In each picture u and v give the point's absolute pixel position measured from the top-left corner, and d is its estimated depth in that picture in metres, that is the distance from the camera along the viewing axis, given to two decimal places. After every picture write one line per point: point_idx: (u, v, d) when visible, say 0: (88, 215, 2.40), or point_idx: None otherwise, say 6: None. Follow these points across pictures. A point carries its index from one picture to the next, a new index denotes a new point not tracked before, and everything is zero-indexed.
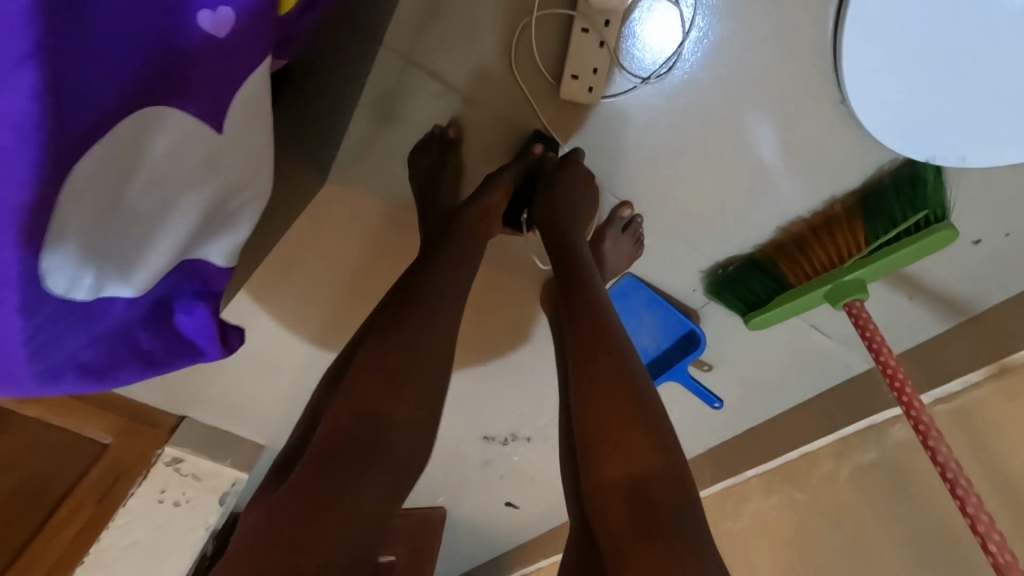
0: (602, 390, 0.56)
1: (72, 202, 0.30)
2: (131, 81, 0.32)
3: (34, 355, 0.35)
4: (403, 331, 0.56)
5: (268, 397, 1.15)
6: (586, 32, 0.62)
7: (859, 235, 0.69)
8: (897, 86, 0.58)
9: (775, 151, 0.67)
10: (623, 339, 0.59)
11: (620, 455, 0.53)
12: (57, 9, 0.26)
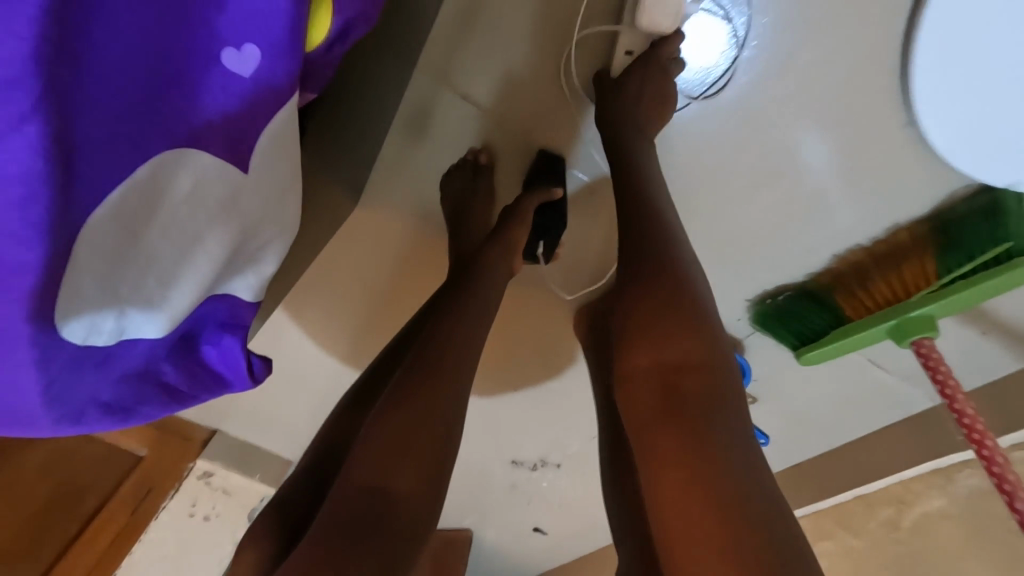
0: (646, 272, 0.53)
1: (87, 248, 0.29)
2: (131, 112, 0.30)
3: (52, 404, 0.34)
4: (415, 403, 0.55)
5: (296, 414, 1.15)
6: (629, 54, 0.62)
7: (929, 267, 0.61)
8: (979, 106, 0.52)
9: (834, 169, 0.62)
10: (670, 218, 0.56)
11: (658, 336, 0.51)
12: (61, 58, 0.25)
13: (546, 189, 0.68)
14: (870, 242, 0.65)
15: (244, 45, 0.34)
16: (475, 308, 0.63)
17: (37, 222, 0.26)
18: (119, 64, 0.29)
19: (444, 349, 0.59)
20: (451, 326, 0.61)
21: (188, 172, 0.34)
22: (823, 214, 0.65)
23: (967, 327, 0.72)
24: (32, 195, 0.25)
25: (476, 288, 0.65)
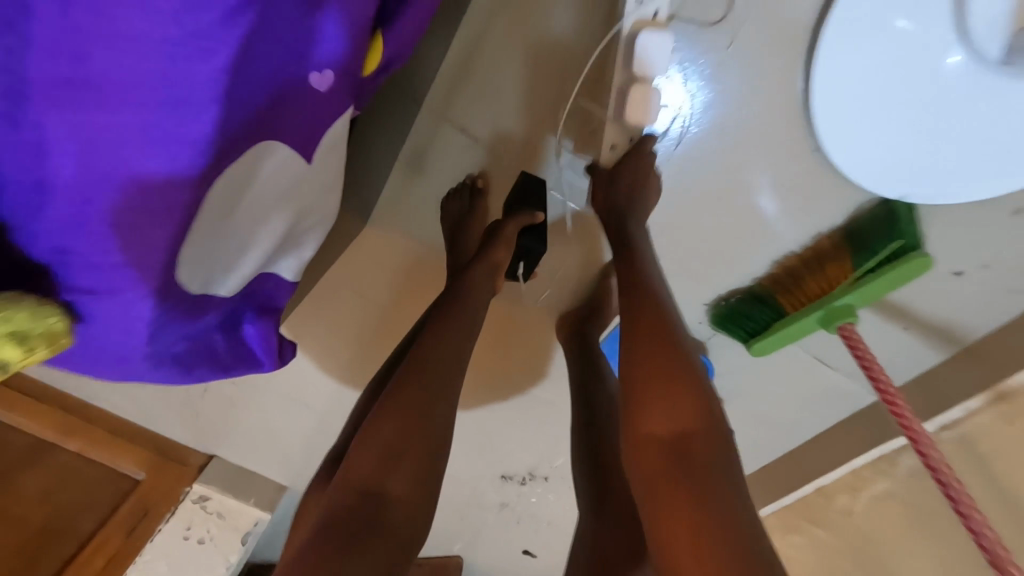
0: (647, 346, 0.63)
1: (209, 210, 0.38)
2: (270, 99, 0.37)
3: (148, 340, 0.42)
4: (393, 415, 0.64)
5: (296, 431, 1.21)
6: (613, 148, 0.73)
7: (846, 266, 0.74)
8: (865, 137, 0.66)
9: (767, 187, 0.75)
10: (669, 308, 0.67)
11: (662, 399, 0.59)
12: (244, 59, 0.32)
13: (529, 214, 0.79)
14: (798, 249, 0.78)
15: (323, 68, 0.39)
16: (454, 338, 0.71)
17: (193, 178, 0.34)
18: (276, 64, 0.35)
19: (408, 372, 0.68)
20: (429, 368, 0.68)
21: (270, 166, 0.41)
22: (761, 226, 0.78)
23: (894, 326, 0.83)
24: (198, 156, 0.33)
25: (467, 331, 0.73)
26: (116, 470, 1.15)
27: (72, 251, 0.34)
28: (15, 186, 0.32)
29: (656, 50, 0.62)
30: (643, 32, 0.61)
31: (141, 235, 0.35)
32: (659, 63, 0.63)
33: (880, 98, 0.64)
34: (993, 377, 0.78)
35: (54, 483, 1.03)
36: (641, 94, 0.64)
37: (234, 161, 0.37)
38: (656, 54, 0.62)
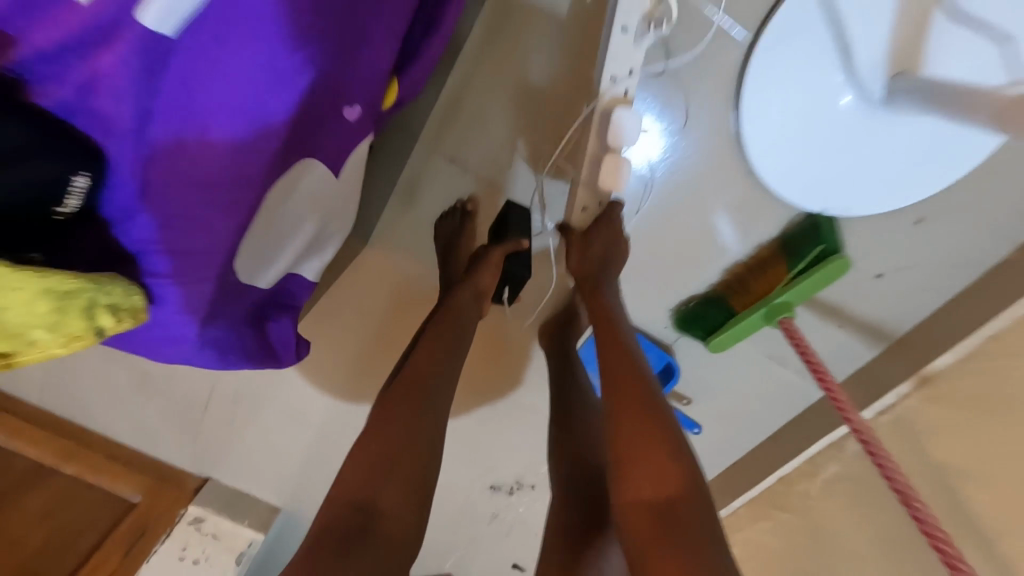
0: (625, 401, 0.68)
1: (265, 209, 0.48)
2: (319, 125, 0.47)
3: (202, 321, 0.51)
4: (383, 433, 0.73)
5: (294, 447, 1.27)
6: (585, 210, 0.81)
7: (782, 268, 0.87)
8: (790, 162, 0.80)
9: (714, 205, 0.87)
10: (646, 373, 0.71)
11: (641, 457, 0.64)
12: (311, 97, 0.43)
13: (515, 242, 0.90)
14: (743, 258, 0.91)
15: (355, 105, 0.49)
16: (435, 366, 0.79)
17: (261, 184, 0.44)
18: (329, 100, 0.46)
19: (394, 397, 0.76)
20: (415, 391, 0.76)
21: (309, 181, 0.51)
22: (710, 239, 0.90)
23: (832, 325, 0.95)
24: (268, 166, 0.43)
25: (448, 360, 0.80)
26: (114, 493, 1.20)
27: (157, 245, 0.44)
28: (125, 190, 0.41)
29: (629, 128, 0.71)
30: (619, 109, 0.70)
31: (212, 229, 0.44)
32: (631, 137, 0.71)
33: (798, 128, 0.78)
34: (916, 364, 0.89)
35: (55, 505, 1.14)
36: (616, 161, 0.73)
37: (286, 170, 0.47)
38: (629, 129, 0.71)
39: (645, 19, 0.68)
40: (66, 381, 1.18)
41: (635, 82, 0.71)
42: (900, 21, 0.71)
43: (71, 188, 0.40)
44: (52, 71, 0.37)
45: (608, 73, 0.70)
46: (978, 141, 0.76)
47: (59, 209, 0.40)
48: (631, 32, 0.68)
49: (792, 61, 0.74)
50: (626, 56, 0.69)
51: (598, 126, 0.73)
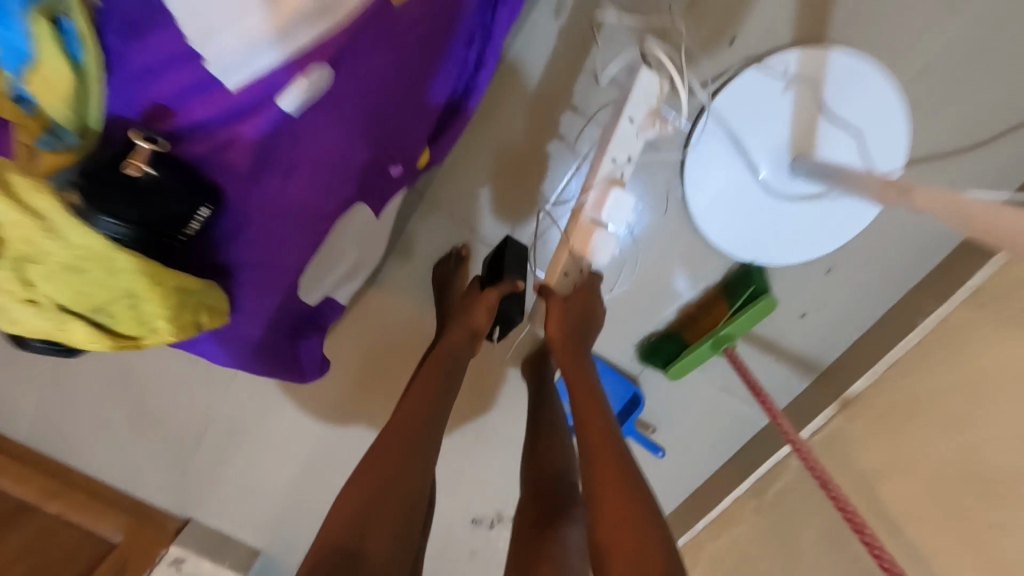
0: (603, 461, 0.71)
1: (329, 238, 0.63)
2: (375, 180, 0.63)
3: (263, 324, 0.64)
4: (368, 476, 0.74)
5: (280, 482, 1.30)
6: (566, 275, 0.87)
7: (723, 306, 1.06)
8: (726, 220, 0.99)
9: (666, 255, 1.06)
10: (626, 452, 0.73)
11: (619, 513, 0.65)
12: (376, 156, 0.59)
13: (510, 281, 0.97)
14: (692, 299, 1.09)
15: (401, 166, 0.66)
16: (422, 413, 0.82)
17: (331, 216, 0.59)
18: (386, 161, 0.62)
19: (384, 442, 0.78)
20: (404, 436, 0.79)
21: (356, 221, 0.66)
22: (666, 284, 1.08)
23: (770, 357, 1.13)
24: (339, 203, 0.59)
25: (436, 408, 0.84)
26: (93, 532, 1.19)
27: (248, 260, 0.57)
28: (232, 218, 0.55)
29: (615, 208, 0.82)
30: (614, 189, 0.81)
31: (290, 248, 0.58)
32: (613, 217, 0.82)
33: (731, 195, 0.98)
34: (838, 388, 1.06)
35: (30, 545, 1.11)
36: (596, 234, 0.83)
37: (348, 211, 0.62)
38: (615, 209, 0.82)
39: (648, 117, 0.81)
40: (70, 409, 1.24)
41: (629, 168, 0.83)
42: (796, 121, 0.93)
43: (196, 217, 0.50)
44: (200, 131, 0.51)
45: (610, 154, 0.81)
46: (864, 214, 0.98)
47: (185, 230, 0.50)
48: (636, 124, 0.81)
49: (721, 145, 0.95)
50: (627, 145, 0.81)
51: (590, 198, 0.83)
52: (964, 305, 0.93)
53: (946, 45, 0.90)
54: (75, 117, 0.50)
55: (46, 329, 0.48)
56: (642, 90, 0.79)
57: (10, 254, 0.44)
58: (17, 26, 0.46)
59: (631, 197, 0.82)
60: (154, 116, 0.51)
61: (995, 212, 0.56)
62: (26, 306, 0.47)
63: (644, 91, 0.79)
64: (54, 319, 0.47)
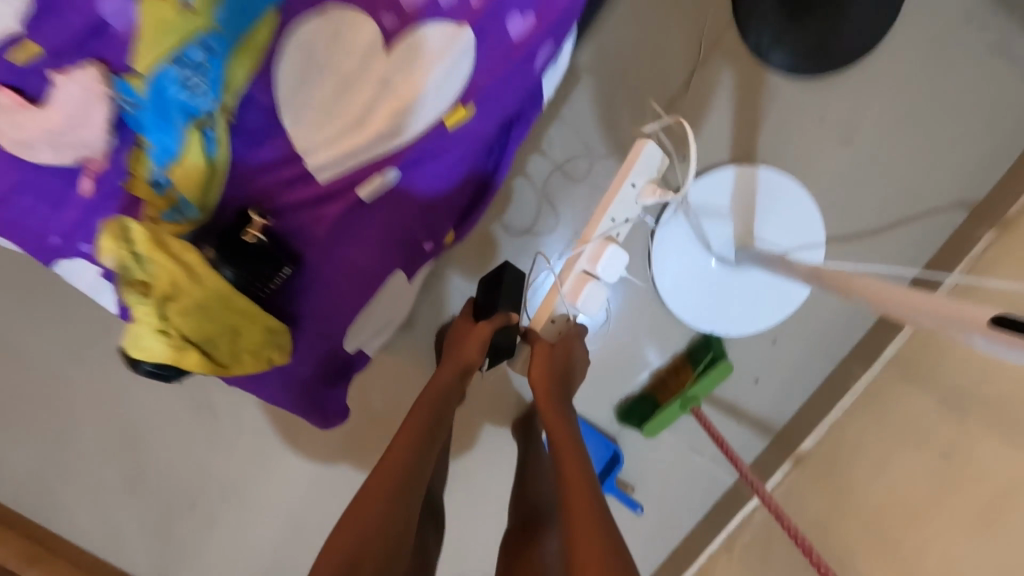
0: (580, 511, 0.70)
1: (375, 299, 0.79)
2: (414, 254, 0.79)
3: (310, 367, 0.78)
4: (353, 522, 0.70)
5: (268, 543, 1.33)
6: (552, 322, 1.00)
7: (688, 370, 1.23)
8: (687, 297, 1.19)
9: (639, 326, 1.24)
10: (598, 497, 0.73)
11: (590, 555, 0.64)
12: (418, 233, 0.77)
13: (502, 315, 0.99)
14: (661, 365, 1.26)
15: (435, 246, 0.82)
16: (407, 457, 0.79)
17: (379, 279, 0.75)
18: (425, 240, 0.79)
19: (370, 487, 0.75)
20: (391, 479, 0.76)
21: (393, 286, 0.81)
22: (638, 353, 1.25)
23: (731, 420, 1.28)
24: (386, 268, 0.75)
25: (423, 450, 0.81)
26: None
27: (310, 311, 0.72)
28: (306, 277, 0.71)
29: (610, 262, 0.94)
30: (612, 244, 0.94)
31: (345, 302, 0.74)
32: (606, 269, 0.95)
33: (690, 276, 1.19)
34: (791, 447, 1.24)
35: None
36: (589, 284, 0.96)
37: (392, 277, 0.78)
38: (609, 263, 0.95)
39: (647, 186, 0.95)
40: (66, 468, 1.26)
41: (624, 229, 0.97)
42: (737, 219, 1.17)
43: (278, 274, 0.65)
44: (292, 210, 0.69)
45: (610, 215, 0.96)
46: (797, 294, 1.20)
47: (270, 285, 0.65)
48: (636, 190, 0.95)
49: (680, 236, 1.17)
50: (625, 208, 0.96)
51: (588, 251, 0.96)
52: (882, 373, 1.15)
53: (845, 168, 1.18)
54: (200, 197, 0.67)
55: (166, 355, 0.59)
56: (646, 161, 0.94)
57: (161, 292, 0.57)
58: (172, 134, 0.64)
59: (625, 254, 0.95)
60: (262, 198, 0.69)
61: (883, 288, 0.78)
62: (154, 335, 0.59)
63: (648, 163, 0.94)
64: (177, 346, 0.59)
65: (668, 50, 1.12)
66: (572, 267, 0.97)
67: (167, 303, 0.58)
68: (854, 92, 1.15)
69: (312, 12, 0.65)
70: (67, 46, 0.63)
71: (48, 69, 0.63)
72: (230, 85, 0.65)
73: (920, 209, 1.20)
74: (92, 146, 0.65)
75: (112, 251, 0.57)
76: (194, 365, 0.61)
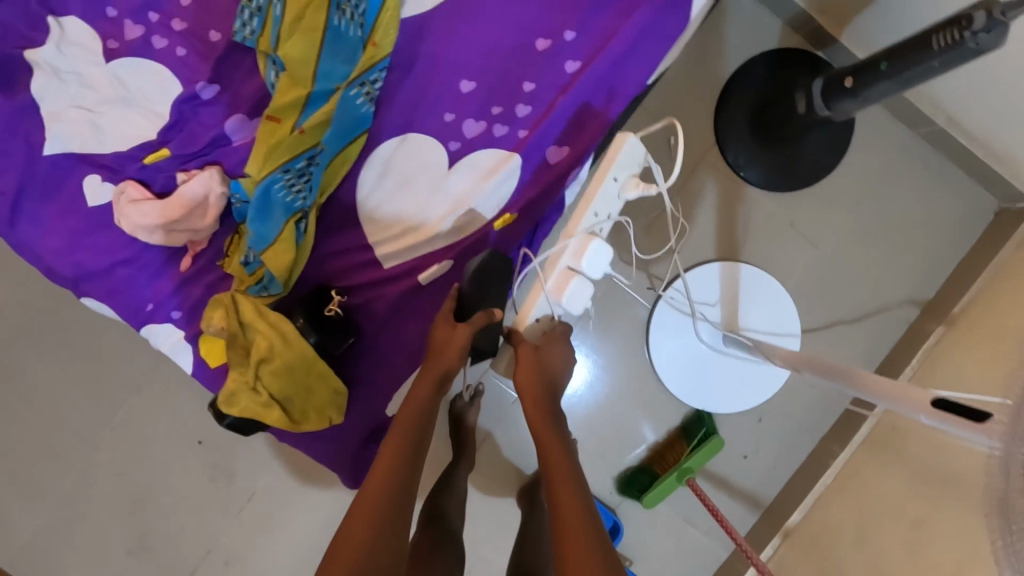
0: (576, 541, 0.68)
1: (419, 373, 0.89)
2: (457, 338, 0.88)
3: (357, 432, 0.86)
4: (341, 558, 0.63)
5: None
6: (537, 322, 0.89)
7: (682, 443, 1.34)
8: (679, 375, 1.33)
9: (637, 401, 1.36)
10: (595, 522, 0.70)
11: None
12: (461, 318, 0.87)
13: (484, 312, 0.78)
14: (657, 440, 1.36)
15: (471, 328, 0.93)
16: (394, 481, 0.70)
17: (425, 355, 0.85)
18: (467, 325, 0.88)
19: (355, 518, 0.67)
20: (376, 513, 0.67)
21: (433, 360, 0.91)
22: (634, 429, 1.36)
23: (724, 493, 1.37)
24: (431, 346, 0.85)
25: (408, 478, 0.71)
26: None
27: (364, 378, 0.84)
28: (366, 350, 0.83)
29: (596, 257, 0.84)
30: (596, 239, 0.83)
31: (393, 371, 0.84)
32: (592, 264, 0.84)
33: (681, 356, 1.33)
34: (779, 521, 1.32)
35: None
36: (575, 280, 0.85)
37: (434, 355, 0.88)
38: (595, 257, 0.84)
39: (630, 179, 0.84)
40: (81, 525, 1.30)
41: (609, 225, 0.86)
42: (723, 307, 1.33)
43: (345, 342, 0.80)
44: (361, 291, 0.83)
45: (592, 210, 0.83)
46: (778, 377, 1.34)
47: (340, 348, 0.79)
48: (618, 184, 0.84)
49: (672, 320, 1.33)
50: (608, 203, 0.85)
51: (570, 246, 0.84)
52: (859, 451, 1.27)
53: (813, 268, 1.37)
54: (286, 277, 0.79)
55: (255, 409, 0.72)
56: (629, 154, 0.82)
57: (257, 356, 0.71)
58: (270, 224, 0.77)
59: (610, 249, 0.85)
60: (336, 278, 0.83)
61: (903, 388, 0.79)
62: (249, 391, 0.72)
63: (631, 155, 0.82)
64: (265, 402, 0.72)
65: (663, 166, 1.33)
66: (553, 264, 0.85)
67: (262, 365, 0.72)
68: (818, 207, 1.36)
69: (394, 138, 0.84)
70: (192, 152, 0.83)
71: (176, 170, 0.82)
72: (324, 188, 0.81)
73: (877, 305, 1.38)
74: (201, 231, 0.80)
75: (223, 321, 0.72)
76: (275, 420, 0.73)
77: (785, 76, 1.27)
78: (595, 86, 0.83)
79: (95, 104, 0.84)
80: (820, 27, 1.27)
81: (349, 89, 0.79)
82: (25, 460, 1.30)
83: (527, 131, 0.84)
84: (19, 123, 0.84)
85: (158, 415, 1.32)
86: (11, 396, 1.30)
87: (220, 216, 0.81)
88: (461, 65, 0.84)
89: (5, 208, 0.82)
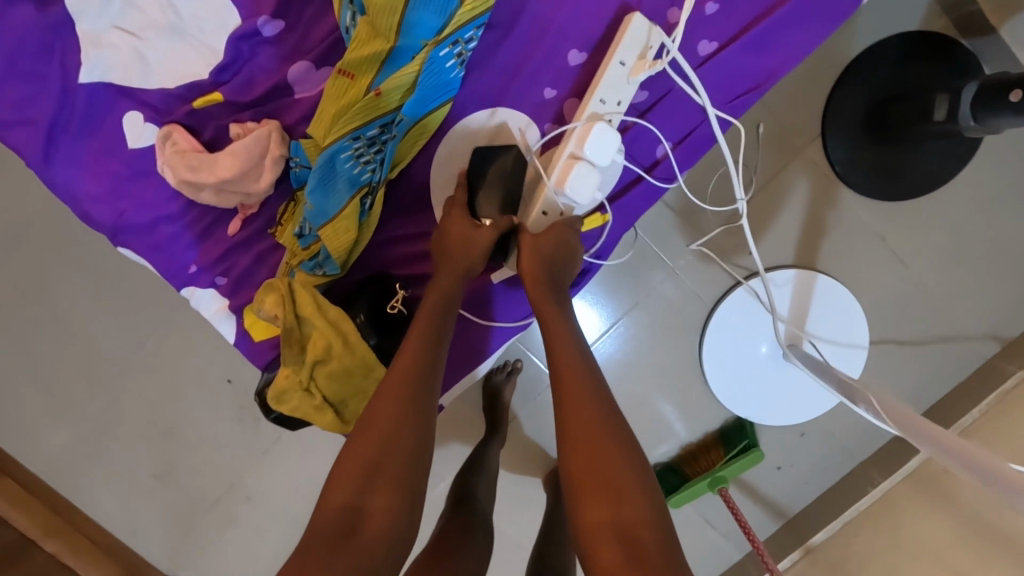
0: (580, 413, 0.68)
1: None
2: None
3: None
4: (370, 435, 0.66)
5: (272, 546, 1.35)
6: (544, 213, 0.83)
7: (718, 450, 1.30)
8: (726, 383, 1.26)
9: (678, 399, 1.30)
10: (599, 392, 0.70)
11: (591, 454, 0.65)
12: None
13: (507, 218, 0.80)
14: (692, 440, 1.32)
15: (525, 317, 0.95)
16: (415, 361, 0.71)
17: None
18: None
19: (379, 397, 0.69)
20: (399, 394, 0.69)
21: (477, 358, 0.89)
22: (668, 426, 1.32)
23: (749, 500, 1.34)
24: None
25: (427, 356, 0.72)
26: None
27: None
28: None
29: (599, 141, 0.78)
30: (600, 122, 0.78)
31: None
32: (595, 151, 0.79)
33: (731, 362, 1.26)
34: (802, 537, 1.30)
35: None
36: (577, 169, 0.79)
37: None
38: (597, 142, 0.79)
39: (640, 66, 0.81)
40: (105, 446, 1.32)
41: (619, 113, 0.82)
42: (792, 316, 1.22)
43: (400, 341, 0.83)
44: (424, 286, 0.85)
45: (599, 95, 0.81)
46: (827, 403, 1.27)
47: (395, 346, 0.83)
48: (626, 69, 0.81)
49: (732, 319, 1.24)
50: (617, 90, 0.81)
51: (574, 133, 0.80)
52: (901, 483, 1.19)
53: (896, 287, 1.24)
54: (345, 258, 0.81)
55: (308, 410, 0.77)
56: (636, 36, 0.80)
57: (313, 357, 0.75)
58: (333, 197, 0.77)
59: (617, 135, 0.79)
60: (390, 266, 0.87)
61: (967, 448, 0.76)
62: (302, 391, 0.76)
63: (636, 39, 0.80)
64: (318, 403, 0.77)
65: (755, 154, 1.19)
66: (559, 153, 0.81)
67: (317, 367, 0.76)
68: (917, 221, 1.21)
69: (484, 109, 0.85)
70: (246, 102, 0.83)
71: (227, 120, 0.83)
72: (398, 160, 0.83)
73: (954, 334, 1.25)
74: (254, 196, 0.81)
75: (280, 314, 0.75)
76: (327, 423, 0.77)
77: (917, 69, 1.11)
78: (726, 75, 0.85)
79: (139, 29, 0.81)
80: (977, 11, 1.10)
81: (439, 48, 0.75)
82: (52, 377, 1.31)
83: (635, 119, 0.86)
84: (51, 45, 0.80)
85: (187, 349, 1.30)
86: (41, 311, 1.29)
87: (276, 180, 0.83)
88: (570, 33, 0.83)
89: (37, 140, 0.80)
